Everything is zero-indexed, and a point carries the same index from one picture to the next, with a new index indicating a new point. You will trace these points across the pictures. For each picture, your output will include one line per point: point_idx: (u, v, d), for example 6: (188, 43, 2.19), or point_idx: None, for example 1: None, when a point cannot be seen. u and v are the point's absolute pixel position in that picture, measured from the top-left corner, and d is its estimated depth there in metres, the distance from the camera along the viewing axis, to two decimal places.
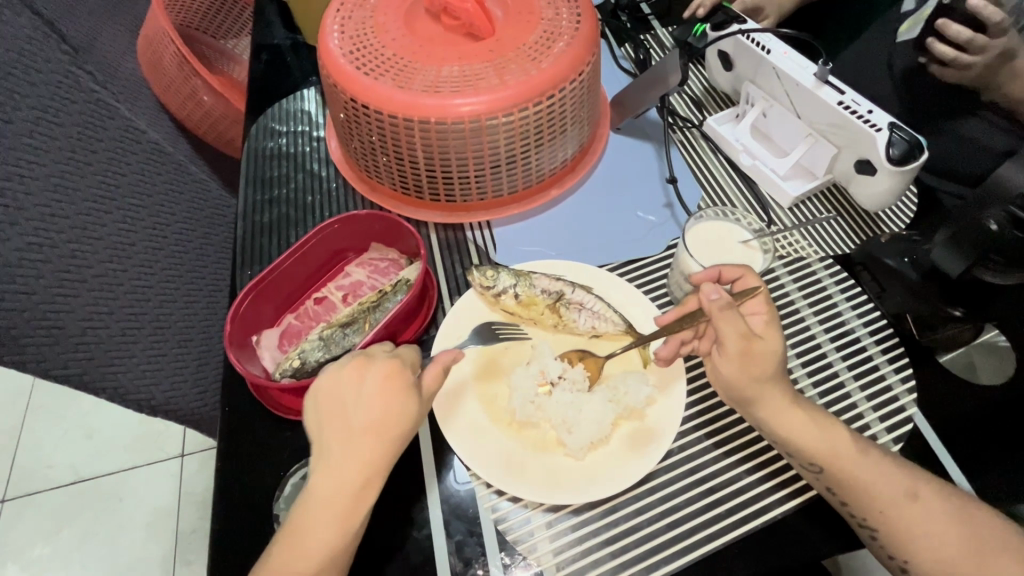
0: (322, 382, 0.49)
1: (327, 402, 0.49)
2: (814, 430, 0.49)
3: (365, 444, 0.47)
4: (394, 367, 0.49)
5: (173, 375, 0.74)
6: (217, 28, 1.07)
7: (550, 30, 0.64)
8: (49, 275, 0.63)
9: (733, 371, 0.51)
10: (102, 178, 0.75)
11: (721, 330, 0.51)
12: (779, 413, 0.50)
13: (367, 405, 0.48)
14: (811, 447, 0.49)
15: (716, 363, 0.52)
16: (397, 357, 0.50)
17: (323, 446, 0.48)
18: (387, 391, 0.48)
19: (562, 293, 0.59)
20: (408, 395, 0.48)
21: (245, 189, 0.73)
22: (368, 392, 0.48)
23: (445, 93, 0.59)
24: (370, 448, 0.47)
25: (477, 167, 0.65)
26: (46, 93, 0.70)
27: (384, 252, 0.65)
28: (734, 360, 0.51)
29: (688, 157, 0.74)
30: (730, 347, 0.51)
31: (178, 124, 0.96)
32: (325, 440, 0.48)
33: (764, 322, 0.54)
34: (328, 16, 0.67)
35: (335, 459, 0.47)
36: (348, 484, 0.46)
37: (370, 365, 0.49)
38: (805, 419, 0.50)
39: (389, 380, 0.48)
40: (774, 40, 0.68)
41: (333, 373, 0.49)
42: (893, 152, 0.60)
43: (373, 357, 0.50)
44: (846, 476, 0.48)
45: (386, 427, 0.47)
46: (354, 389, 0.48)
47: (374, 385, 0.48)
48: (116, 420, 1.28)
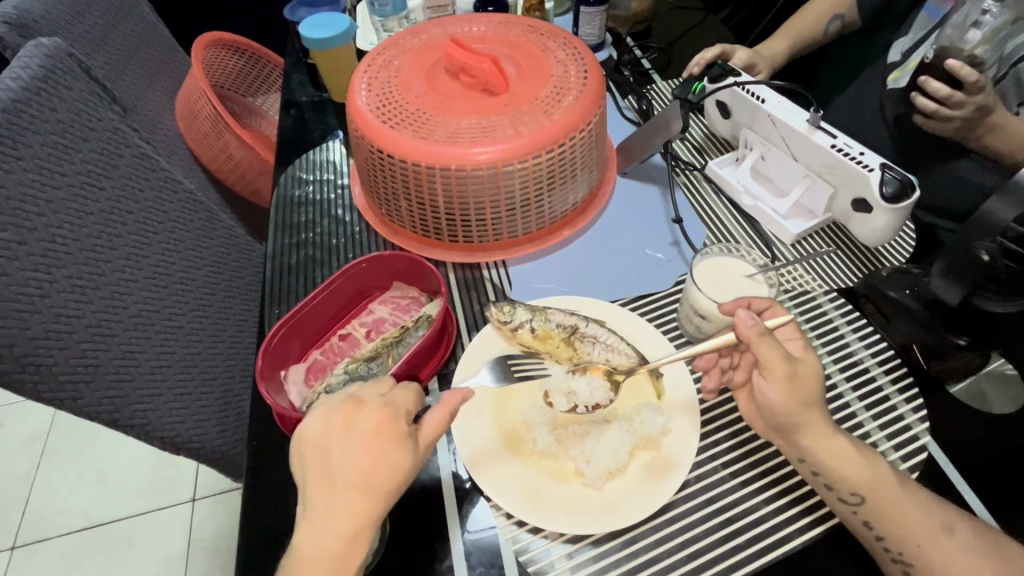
0: (308, 433, 0.49)
1: (315, 449, 0.48)
2: (857, 459, 0.50)
3: (349, 499, 0.46)
4: (385, 419, 0.49)
5: (197, 411, 0.77)
6: (249, 87, 1.17)
7: (559, 86, 0.70)
8: (90, 315, 0.67)
9: (781, 395, 0.51)
10: (142, 225, 0.80)
11: (761, 356, 0.51)
12: (822, 439, 0.51)
13: (357, 458, 0.47)
14: (849, 476, 0.49)
15: (763, 388, 0.52)
16: (383, 406, 0.49)
17: (308, 502, 0.47)
18: (369, 446, 0.47)
19: (576, 327, 0.61)
20: (394, 447, 0.48)
21: (274, 233, 0.78)
22: (354, 445, 0.47)
23: (464, 143, 0.64)
24: (361, 502, 0.46)
25: (493, 209, 0.69)
26: (99, 147, 0.76)
27: (406, 290, 0.68)
28: (783, 383, 0.51)
29: (691, 198, 0.78)
30: (776, 370, 0.51)
31: (210, 175, 1.03)
32: (310, 500, 0.47)
33: (800, 347, 0.56)
34: (356, 76, 0.73)
35: (321, 516, 0.46)
36: (338, 535, 0.46)
37: (359, 416, 0.48)
38: (846, 448, 0.51)
39: (377, 434, 0.48)
40: (767, 90, 0.73)
41: (321, 418, 0.49)
42: (887, 190, 0.63)
43: (364, 403, 0.49)
44: (881, 506, 0.49)
45: (376, 482, 0.47)
46: (340, 439, 0.48)
47: (361, 437, 0.48)
48: (129, 464, 1.28)
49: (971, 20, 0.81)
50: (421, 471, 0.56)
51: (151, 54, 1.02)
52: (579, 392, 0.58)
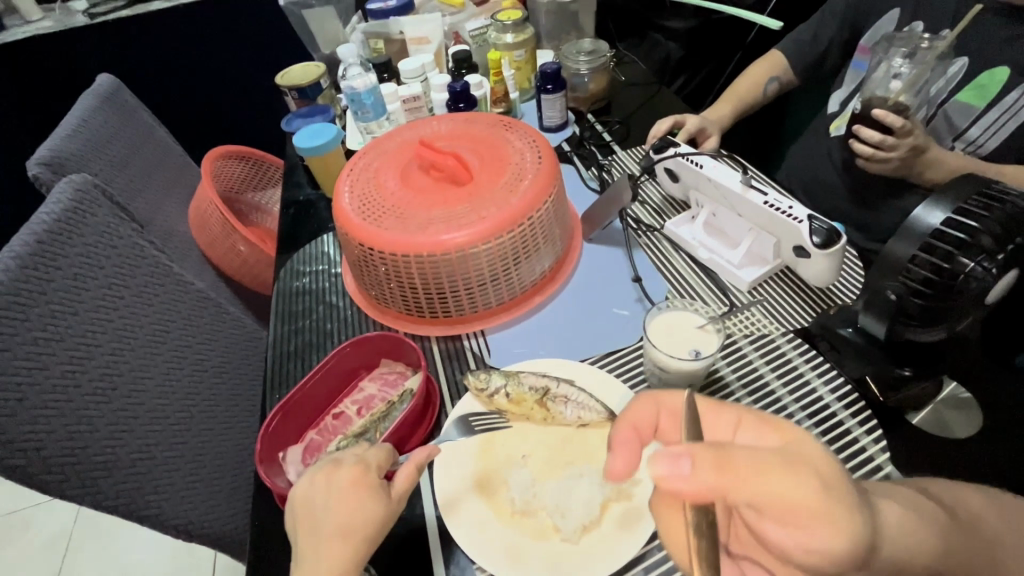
0: (298, 493, 0.54)
1: (302, 507, 0.53)
2: (925, 530, 0.42)
3: (330, 548, 0.50)
4: (359, 473, 0.54)
5: (208, 498, 0.82)
6: (254, 189, 1.30)
7: (516, 172, 0.79)
8: (109, 414, 0.74)
9: (832, 536, 0.37)
10: (157, 325, 0.88)
11: (761, 496, 0.38)
12: (892, 535, 0.40)
13: (335, 510, 0.52)
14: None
15: (809, 535, 0.38)
16: (355, 465, 0.54)
17: (297, 557, 0.51)
18: (346, 497, 0.52)
19: (548, 388, 0.65)
20: (367, 497, 0.53)
21: (275, 322, 0.85)
22: (334, 497, 0.52)
23: (435, 231, 0.73)
24: (341, 550, 0.50)
25: (467, 286, 0.76)
26: (118, 262, 0.86)
27: (392, 365, 0.74)
28: (828, 520, 0.37)
29: (652, 256, 0.85)
30: (805, 498, 0.37)
31: (220, 272, 1.13)
32: (299, 554, 0.51)
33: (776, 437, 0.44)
34: (341, 181, 0.83)
35: (307, 569, 0.50)
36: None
37: (337, 472, 0.54)
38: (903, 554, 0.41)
39: (354, 487, 0.53)
40: (705, 157, 0.82)
41: (306, 479, 0.54)
42: (818, 238, 0.69)
43: (341, 463, 0.55)
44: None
45: (354, 530, 0.51)
46: (322, 493, 0.53)
47: (340, 490, 0.53)
48: (148, 558, 1.30)
49: (891, 74, 0.90)
50: (407, 538, 0.59)
51: (167, 173, 1.16)
52: (602, 524, 0.56)
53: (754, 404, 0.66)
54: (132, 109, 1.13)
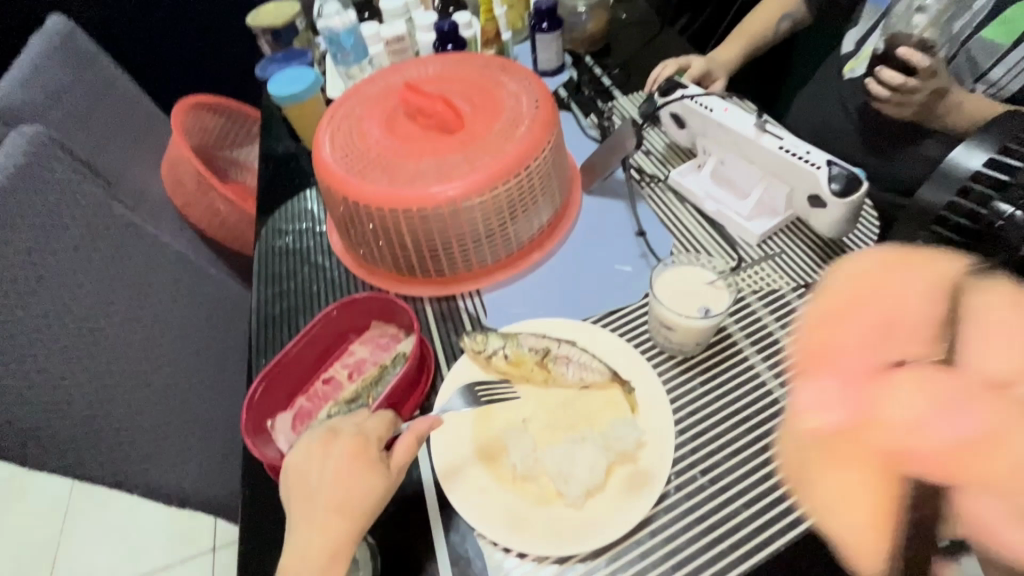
0: (293, 461, 0.52)
1: (298, 476, 0.51)
2: None
3: (326, 522, 0.49)
4: (358, 444, 0.52)
5: (200, 465, 0.80)
6: (231, 143, 1.22)
7: (512, 117, 0.73)
8: (89, 383, 0.70)
9: None
10: (135, 289, 0.83)
11: None
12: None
13: (331, 482, 0.50)
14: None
15: None
16: (355, 437, 0.52)
17: (292, 526, 0.50)
18: (343, 470, 0.50)
19: (548, 349, 0.62)
20: (366, 472, 0.51)
21: (258, 285, 0.80)
22: (332, 467, 0.50)
23: (425, 183, 0.67)
24: (337, 525, 0.49)
25: (461, 243, 0.71)
26: (87, 222, 0.79)
27: (384, 328, 0.70)
28: None
29: (656, 209, 0.80)
30: None
31: (199, 233, 1.07)
32: (294, 523, 0.50)
33: None
34: (321, 130, 0.77)
35: (302, 538, 0.48)
36: (319, 555, 0.47)
37: (335, 442, 0.52)
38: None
39: (353, 461, 0.51)
40: (714, 100, 0.76)
41: (303, 447, 0.52)
42: (836, 185, 0.65)
43: (339, 433, 0.52)
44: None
45: (352, 505, 0.49)
46: (318, 463, 0.51)
47: (337, 461, 0.51)
48: (149, 520, 1.30)
49: (917, 7, 0.84)
50: (405, 505, 0.57)
51: (134, 125, 1.07)
52: (608, 489, 0.54)
53: (763, 362, 0.63)
54: (89, 54, 1.03)
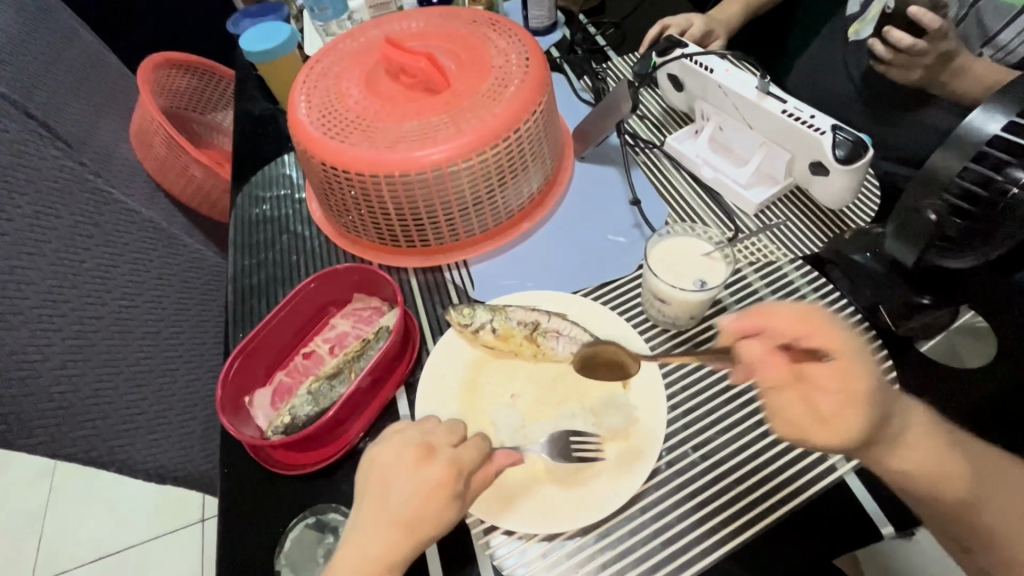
0: (381, 457, 0.50)
1: (383, 472, 0.49)
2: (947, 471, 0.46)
3: (394, 534, 0.47)
4: (448, 475, 0.48)
5: (181, 439, 0.78)
6: (204, 105, 1.15)
7: (501, 76, 0.68)
8: (54, 358, 0.66)
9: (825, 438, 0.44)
10: (102, 260, 0.78)
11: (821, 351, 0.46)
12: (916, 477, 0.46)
13: (410, 499, 0.48)
14: (940, 477, 0.46)
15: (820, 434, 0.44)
16: (450, 465, 0.48)
17: (361, 516, 0.49)
18: (427, 493, 0.48)
19: (538, 322, 0.60)
20: (446, 503, 0.48)
21: (233, 255, 0.77)
22: (415, 486, 0.48)
23: (407, 146, 0.63)
24: (401, 539, 0.47)
25: (446, 211, 0.68)
26: (45, 187, 0.73)
27: (367, 300, 0.67)
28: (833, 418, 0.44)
29: (651, 176, 0.77)
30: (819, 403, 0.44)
31: (173, 199, 1.01)
32: (363, 516, 0.49)
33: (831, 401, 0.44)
34: (295, 88, 0.71)
35: (368, 535, 0.47)
36: (370, 563, 0.46)
37: (428, 463, 0.49)
38: (926, 446, 0.47)
39: (441, 485, 0.48)
40: (715, 59, 0.71)
41: (399, 447, 0.50)
42: (840, 152, 0.62)
43: (435, 453, 0.49)
44: (982, 495, 0.47)
45: (421, 529, 0.47)
46: (406, 474, 0.49)
47: (426, 479, 0.48)
48: (136, 491, 1.29)
49: None
50: None
51: (97, 82, 1.00)
52: (601, 466, 0.53)
53: None
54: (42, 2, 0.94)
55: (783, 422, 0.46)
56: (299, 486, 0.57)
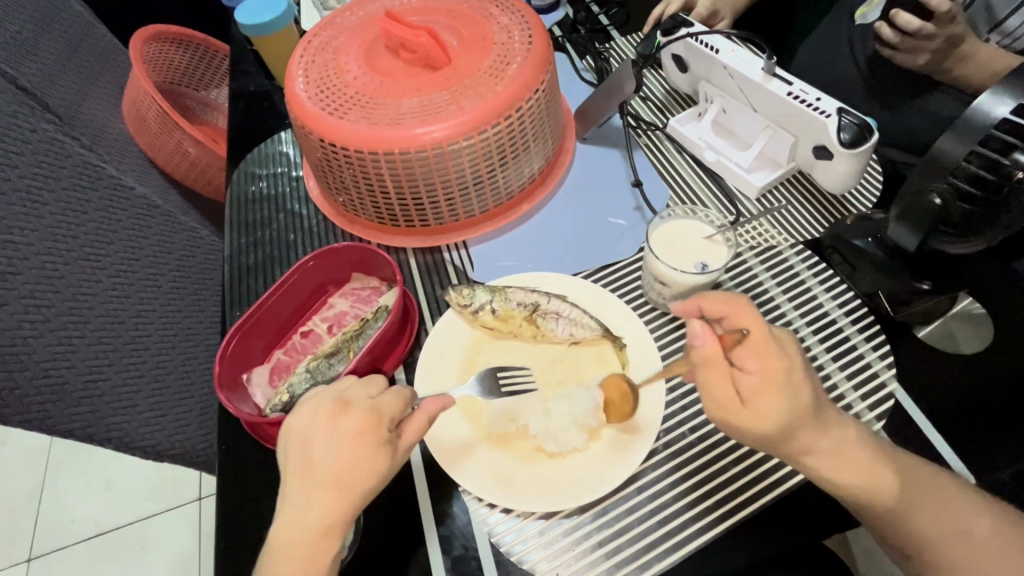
0: (297, 425, 0.48)
1: (300, 439, 0.48)
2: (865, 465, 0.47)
3: (322, 498, 0.46)
4: (368, 424, 0.47)
5: (178, 418, 0.78)
6: (198, 81, 1.12)
7: (503, 53, 0.67)
8: (49, 334, 0.66)
9: (750, 421, 0.45)
10: (95, 236, 0.77)
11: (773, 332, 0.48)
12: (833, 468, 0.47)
13: (333, 458, 0.46)
14: (869, 486, 0.47)
15: (744, 415, 0.45)
16: (366, 414, 0.47)
17: (286, 491, 0.47)
18: (348, 449, 0.46)
19: (538, 304, 0.60)
20: (371, 454, 0.47)
21: (230, 233, 0.76)
22: (337, 441, 0.47)
23: (408, 123, 0.62)
24: (333, 501, 0.46)
25: (446, 190, 0.67)
26: (35, 161, 0.72)
27: (365, 280, 0.67)
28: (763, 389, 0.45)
29: (653, 159, 0.76)
30: (745, 384, 0.46)
31: (168, 177, 1.00)
32: (288, 491, 0.47)
33: (753, 381, 0.45)
34: (293, 62, 0.70)
35: (296, 507, 0.46)
36: (311, 527, 0.45)
37: (345, 415, 0.47)
38: (857, 453, 0.47)
39: (360, 438, 0.47)
40: (721, 40, 0.70)
41: (310, 410, 0.48)
42: (845, 136, 0.61)
43: (351, 405, 0.48)
44: (914, 498, 0.47)
45: (351, 484, 0.46)
46: (324, 435, 0.47)
47: (346, 436, 0.47)
48: (133, 469, 1.30)
49: None
50: None
51: (88, 54, 0.97)
52: (597, 444, 0.54)
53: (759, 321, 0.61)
54: None
55: (710, 403, 0.47)
56: None
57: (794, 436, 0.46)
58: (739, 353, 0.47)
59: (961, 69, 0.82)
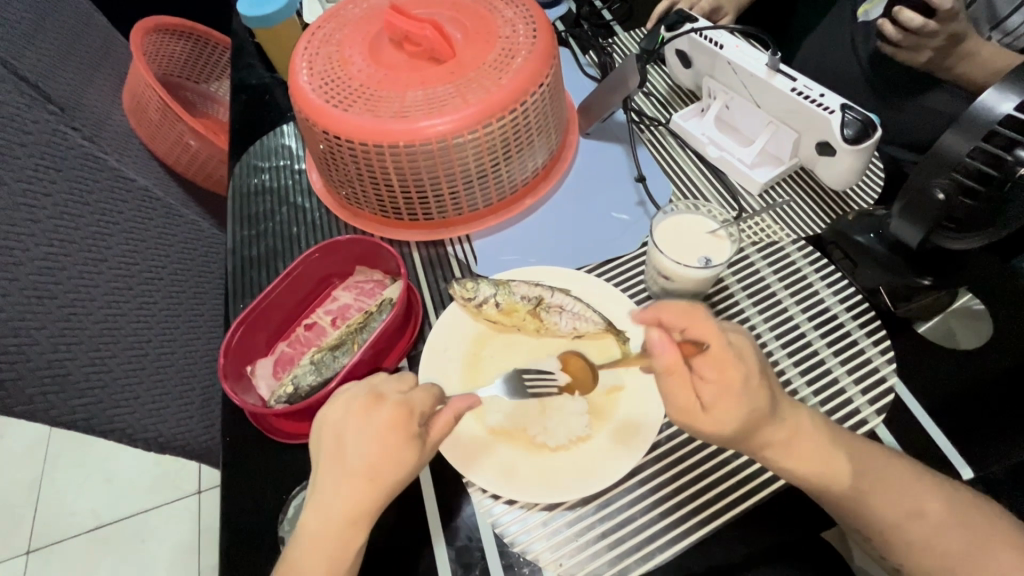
0: (331, 414, 0.49)
1: (333, 430, 0.48)
2: (819, 454, 0.48)
3: (353, 488, 0.46)
4: (399, 417, 0.47)
5: (179, 411, 0.78)
6: (198, 73, 1.12)
7: (507, 47, 0.67)
8: (51, 325, 0.66)
9: (711, 425, 0.46)
10: (96, 228, 0.77)
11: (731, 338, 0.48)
12: (789, 457, 0.48)
13: (365, 450, 0.46)
14: (826, 475, 0.48)
15: (705, 419, 0.46)
16: (399, 406, 0.47)
17: (317, 480, 0.48)
18: (379, 440, 0.47)
19: (542, 298, 0.60)
20: (403, 447, 0.47)
21: (232, 225, 0.76)
22: (368, 434, 0.47)
23: (412, 117, 0.62)
24: (363, 491, 0.46)
25: (450, 184, 0.67)
26: (36, 152, 0.71)
27: (369, 273, 0.67)
28: (725, 396, 0.45)
29: (656, 154, 0.76)
30: (708, 392, 0.46)
31: (168, 169, 0.99)
32: (320, 480, 0.48)
33: (714, 391, 0.46)
34: (297, 55, 0.70)
35: (326, 496, 0.47)
36: (339, 517, 0.46)
37: (377, 408, 0.47)
38: (811, 442, 0.49)
39: (391, 431, 0.47)
40: (725, 35, 0.70)
41: (344, 402, 0.49)
42: (848, 133, 0.62)
43: (384, 398, 0.48)
44: (870, 487, 0.48)
45: (381, 477, 0.46)
46: (357, 427, 0.47)
47: (377, 428, 0.47)
48: (132, 462, 1.30)
49: None
50: None
51: (88, 45, 0.96)
52: (604, 432, 0.54)
53: (761, 316, 0.62)
54: None
55: (673, 408, 0.47)
56: (302, 456, 0.57)
57: (752, 433, 0.47)
58: (697, 364, 0.47)
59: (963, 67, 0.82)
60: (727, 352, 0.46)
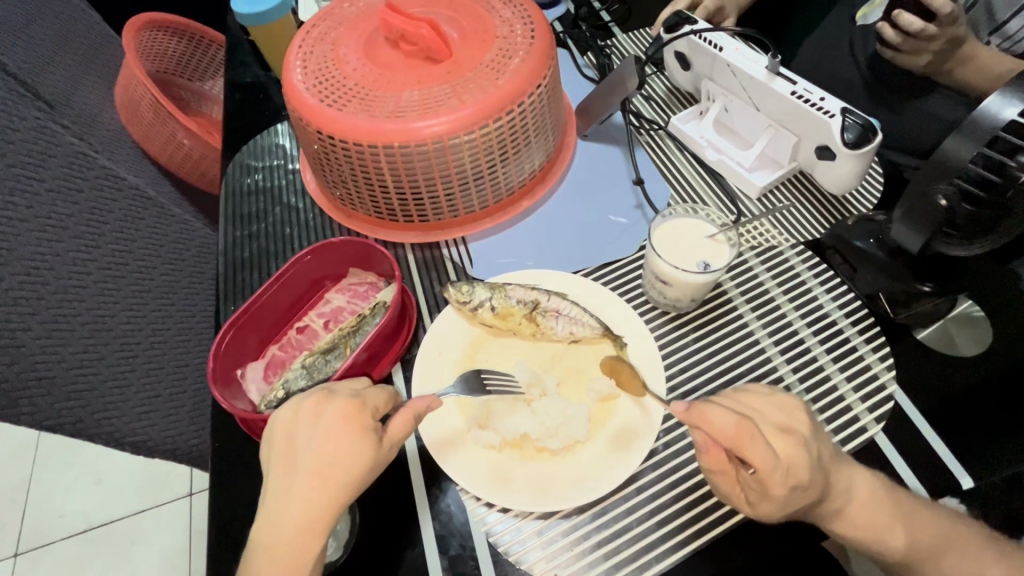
0: (280, 417, 0.48)
1: (284, 432, 0.47)
2: (877, 521, 0.48)
3: (306, 490, 0.44)
4: (351, 410, 0.47)
5: (168, 414, 0.77)
6: (192, 71, 1.10)
7: (505, 47, 0.66)
8: (38, 326, 0.64)
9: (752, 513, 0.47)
10: (86, 228, 0.75)
11: (786, 453, 0.44)
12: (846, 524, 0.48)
13: (317, 447, 0.45)
14: (875, 539, 0.48)
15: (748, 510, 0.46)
16: (349, 400, 0.47)
17: (268, 488, 0.46)
18: (331, 436, 0.46)
19: (538, 301, 0.59)
20: (357, 439, 0.46)
21: (224, 225, 0.74)
22: (320, 430, 0.46)
23: (407, 117, 0.61)
24: (317, 492, 0.44)
25: (445, 186, 0.66)
26: (25, 149, 0.70)
27: (363, 275, 0.66)
28: (771, 504, 0.44)
29: (654, 157, 0.76)
30: (754, 495, 0.45)
31: (161, 168, 0.98)
32: (270, 488, 0.45)
33: (761, 496, 0.45)
34: (291, 53, 0.69)
35: (277, 502, 0.44)
36: (292, 527, 0.43)
37: (327, 403, 0.47)
38: (869, 512, 0.48)
39: (344, 424, 0.46)
40: (725, 38, 0.70)
41: (294, 402, 0.48)
42: (848, 137, 0.61)
43: (334, 394, 0.48)
44: (924, 552, 0.48)
45: (335, 475, 0.45)
46: (308, 426, 0.47)
47: (328, 424, 0.46)
48: (123, 464, 1.28)
49: None
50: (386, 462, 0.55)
51: (79, 42, 0.95)
52: (599, 439, 0.53)
53: (760, 322, 0.61)
54: None
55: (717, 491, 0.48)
56: None
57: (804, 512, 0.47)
58: (746, 474, 0.45)
59: (963, 71, 0.81)
60: (774, 475, 0.43)
